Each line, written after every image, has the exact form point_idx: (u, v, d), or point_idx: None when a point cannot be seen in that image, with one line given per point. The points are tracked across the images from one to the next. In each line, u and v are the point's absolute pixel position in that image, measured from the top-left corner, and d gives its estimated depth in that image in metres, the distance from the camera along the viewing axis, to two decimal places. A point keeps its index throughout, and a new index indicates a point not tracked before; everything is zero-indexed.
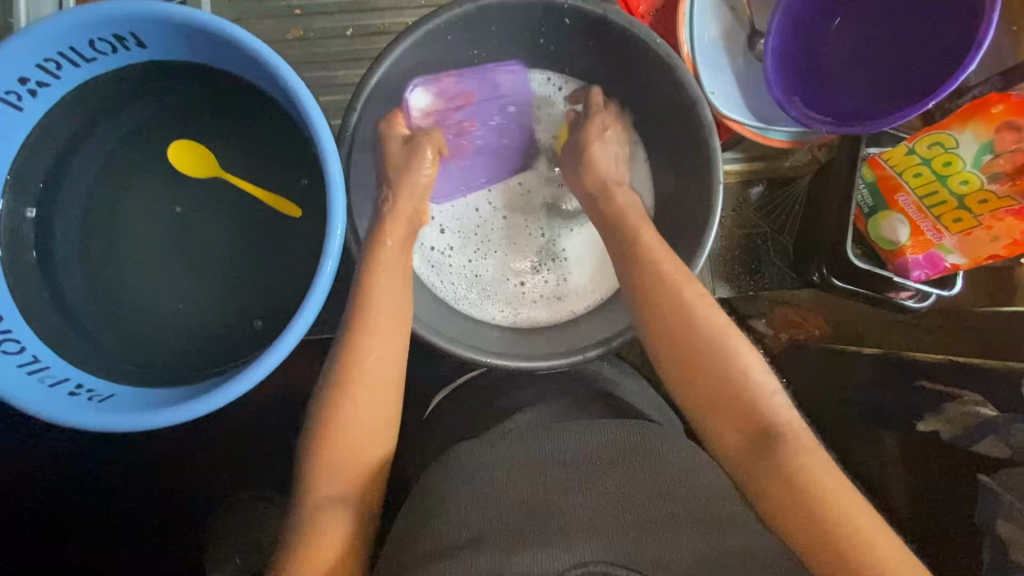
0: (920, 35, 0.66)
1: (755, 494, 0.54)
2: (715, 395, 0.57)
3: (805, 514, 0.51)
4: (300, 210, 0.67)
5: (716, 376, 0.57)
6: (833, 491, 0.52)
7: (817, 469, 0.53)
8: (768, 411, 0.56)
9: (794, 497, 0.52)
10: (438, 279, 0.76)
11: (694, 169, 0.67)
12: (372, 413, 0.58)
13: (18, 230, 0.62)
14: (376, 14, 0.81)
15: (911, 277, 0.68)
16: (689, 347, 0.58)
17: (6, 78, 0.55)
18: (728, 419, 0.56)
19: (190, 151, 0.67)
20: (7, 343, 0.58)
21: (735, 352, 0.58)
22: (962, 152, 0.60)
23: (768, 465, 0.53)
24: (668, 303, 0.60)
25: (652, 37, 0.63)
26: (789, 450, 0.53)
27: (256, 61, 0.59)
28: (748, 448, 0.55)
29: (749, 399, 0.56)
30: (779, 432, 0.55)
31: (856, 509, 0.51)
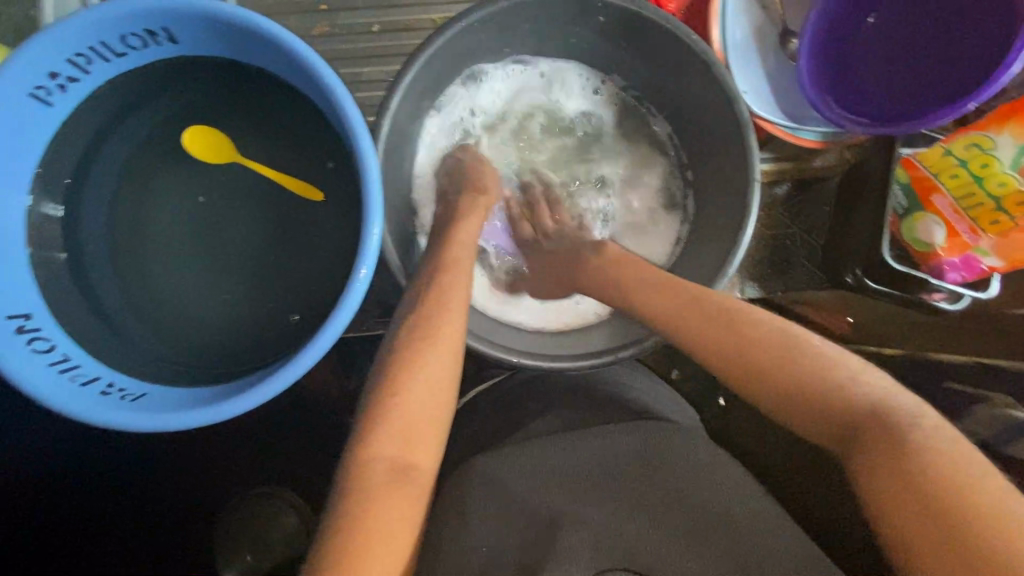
0: (956, 35, 0.65)
1: (863, 489, 0.52)
2: (791, 394, 0.57)
3: (911, 503, 0.48)
4: (322, 196, 0.66)
5: (784, 372, 0.57)
6: (950, 468, 0.48)
7: (923, 444, 0.50)
8: (850, 398, 0.55)
9: (893, 475, 0.50)
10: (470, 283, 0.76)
11: (730, 169, 0.67)
12: (413, 413, 0.56)
13: (46, 228, 0.62)
14: (403, 10, 0.80)
15: (946, 279, 0.69)
16: (748, 346, 0.59)
17: (37, 72, 0.54)
18: (813, 417, 0.56)
19: (208, 139, 0.65)
20: (38, 342, 0.57)
21: (801, 344, 0.58)
22: (1000, 154, 0.59)
23: (869, 454, 0.52)
24: (714, 308, 0.61)
25: (689, 35, 0.62)
26: (886, 433, 0.52)
27: (290, 57, 0.58)
28: (814, 430, 0.56)
29: (830, 389, 0.56)
30: (861, 412, 0.54)
31: (963, 463, 0.49)
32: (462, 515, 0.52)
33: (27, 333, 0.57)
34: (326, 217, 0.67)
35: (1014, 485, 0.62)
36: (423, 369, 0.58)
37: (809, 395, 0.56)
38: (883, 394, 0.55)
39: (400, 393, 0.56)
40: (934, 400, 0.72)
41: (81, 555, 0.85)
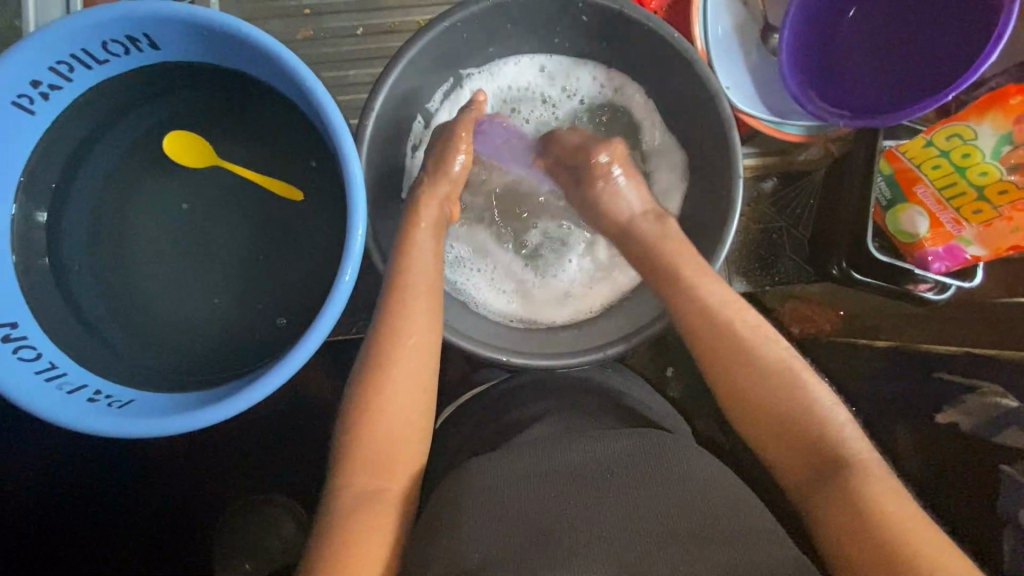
0: (935, 26, 0.66)
1: (821, 531, 0.51)
2: (779, 426, 0.55)
3: (870, 557, 0.47)
4: (302, 193, 0.67)
5: (779, 405, 0.55)
6: (916, 534, 0.47)
7: (893, 505, 0.49)
8: (833, 443, 0.53)
9: (860, 532, 0.48)
10: (465, 273, 0.76)
11: (714, 165, 0.67)
12: (400, 415, 0.57)
13: (31, 236, 0.62)
14: (387, 13, 0.80)
15: (931, 270, 0.68)
16: (749, 374, 0.57)
17: (18, 81, 0.54)
18: (793, 450, 0.54)
19: (189, 144, 0.66)
20: (24, 350, 0.57)
21: (801, 379, 0.56)
22: (980, 144, 0.60)
23: (836, 500, 0.51)
24: (724, 330, 0.59)
25: (669, 32, 0.62)
26: (859, 484, 0.50)
27: (272, 61, 0.58)
28: (784, 452, 0.55)
29: (816, 431, 0.54)
30: (845, 462, 0.52)
31: (937, 546, 0.46)
32: (446, 514, 0.51)
33: (13, 341, 0.57)
34: (312, 220, 0.67)
35: (1005, 472, 0.60)
36: (408, 371, 0.58)
37: (797, 428, 0.54)
38: (865, 447, 0.53)
39: (388, 395, 0.57)
40: (925, 392, 0.71)
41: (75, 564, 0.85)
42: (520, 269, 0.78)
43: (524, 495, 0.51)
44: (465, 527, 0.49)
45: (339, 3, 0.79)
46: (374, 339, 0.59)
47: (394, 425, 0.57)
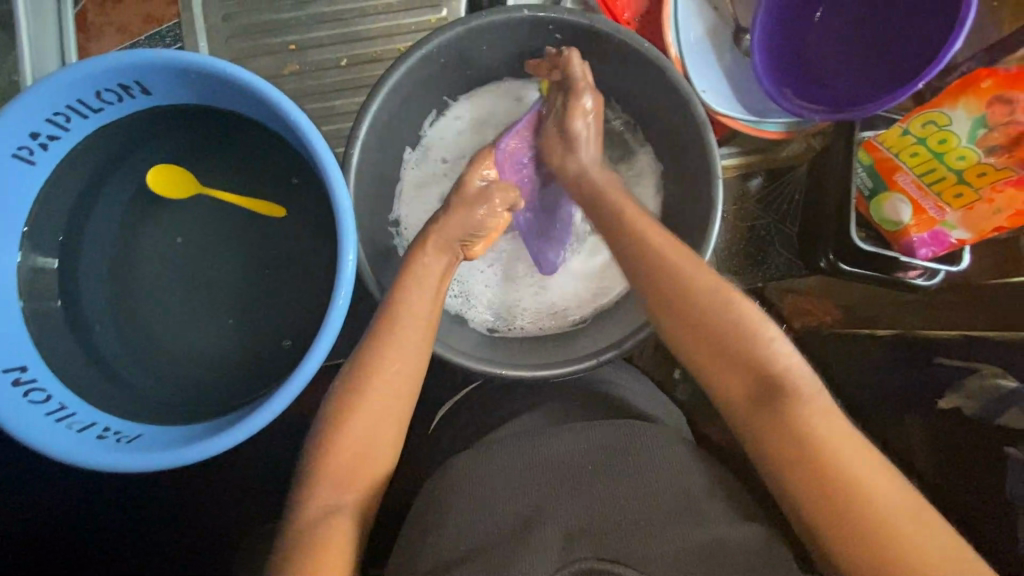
0: (904, 19, 0.67)
1: (756, 451, 0.53)
2: (715, 353, 0.55)
3: (802, 471, 0.49)
4: (284, 209, 0.68)
5: (713, 333, 0.55)
6: (841, 445, 0.49)
7: (822, 422, 0.50)
8: (766, 361, 0.53)
9: (791, 448, 0.50)
10: (467, 293, 0.78)
11: (693, 167, 0.68)
12: (382, 430, 0.59)
13: (37, 280, 0.64)
14: (369, 43, 0.83)
15: (919, 255, 0.70)
16: (685, 311, 0.57)
17: (18, 133, 0.57)
18: (729, 370, 0.54)
19: (172, 178, 0.67)
20: (34, 393, 0.59)
21: (727, 302, 0.56)
22: (956, 129, 0.60)
23: (771, 424, 0.51)
24: (654, 262, 0.59)
25: (640, 42, 0.64)
26: (792, 403, 0.51)
27: (257, 98, 0.60)
28: (718, 369, 0.55)
29: (750, 356, 0.54)
30: (778, 381, 0.52)
31: (858, 456, 0.49)
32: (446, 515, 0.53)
33: (23, 384, 0.59)
34: (306, 248, 0.69)
35: (1010, 453, 0.61)
36: (397, 387, 0.60)
37: (730, 348, 0.54)
38: (796, 364, 0.53)
39: (370, 412, 0.58)
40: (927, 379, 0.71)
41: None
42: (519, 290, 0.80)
43: (520, 496, 0.52)
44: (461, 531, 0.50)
45: (322, 37, 0.82)
46: (364, 359, 0.60)
47: (378, 438, 0.58)
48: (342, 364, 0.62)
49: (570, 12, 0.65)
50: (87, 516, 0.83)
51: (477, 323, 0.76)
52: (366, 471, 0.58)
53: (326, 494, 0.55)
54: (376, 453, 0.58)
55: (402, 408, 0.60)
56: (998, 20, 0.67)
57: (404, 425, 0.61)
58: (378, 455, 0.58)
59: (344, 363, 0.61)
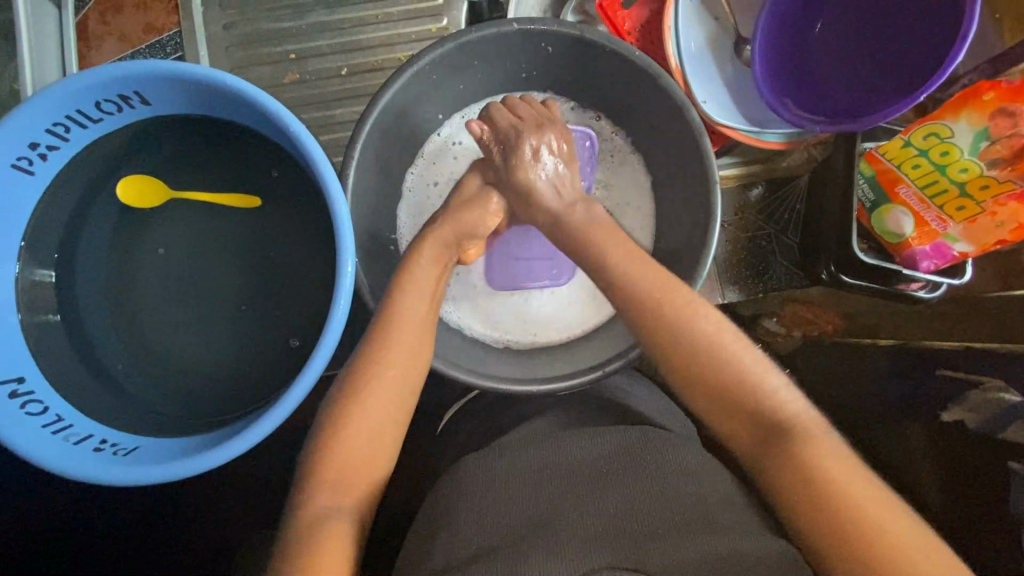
0: (903, 33, 0.67)
1: (770, 491, 0.53)
2: (724, 400, 0.55)
3: (820, 517, 0.48)
4: (260, 198, 0.68)
5: (721, 379, 0.55)
6: (858, 490, 0.48)
7: (834, 463, 0.50)
8: (773, 409, 0.54)
9: (807, 492, 0.49)
10: (461, 309, 0.78)
11: (691, 179, 0.68)
12: (378, 439, 0.58)
13: (35, 290, 0.63)
14: (370, 52, 0.82)
15: (920, 268, 0.69)
16: (696, 357, 0.56)
17: (18, 145, 0.57)
18: (738, 418, 0.55)
19: (140, 188, 0.66)
20: (31, 405, 0.59)
21: (731, 350, 0.56)
22: (958, 142, 0.59)
23: (783, 466, 0.51)
24: (665, 304, 0.58)
25: (631, 51, 0.64)
26: (801, 447, 0.51)
27: (256, 108, 0.60)
28: (727, 415, 0.55)
29: (756, 404, 0.54)
30: (789, 429, 0.53)
31: (877, 504, 0.48)
32: (439, 525, 0.52)
33: (21, 396, 0.59)
34: (305, 258, 0.69)
35: (1014, 469, 0.61)
36: (391, 398, 0.59)
37: (739, 395, 0.55)
38: (802, 409, 0.54)
39: (364, 421, 0.57)
40: (928, 389, 0.71)
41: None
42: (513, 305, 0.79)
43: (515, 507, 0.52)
44: (457, 539, 0.50)
45: (322, 46, 0.82)
46: (357, 368, 0.60)
47: (376, 443, 0.58)
48: (338, 375, 0.61)
49: (557, 23, 0.64)
50: (83, 526, 0.83)
51: (474, 335, 0.76)
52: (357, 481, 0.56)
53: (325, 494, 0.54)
54: (378, 462, 0.58)
55: (391, 423, 0.59)
56: (1000, 30, 0.67)
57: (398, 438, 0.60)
58: (377, 465, 0.58)
59: (341, 373, 0.61)
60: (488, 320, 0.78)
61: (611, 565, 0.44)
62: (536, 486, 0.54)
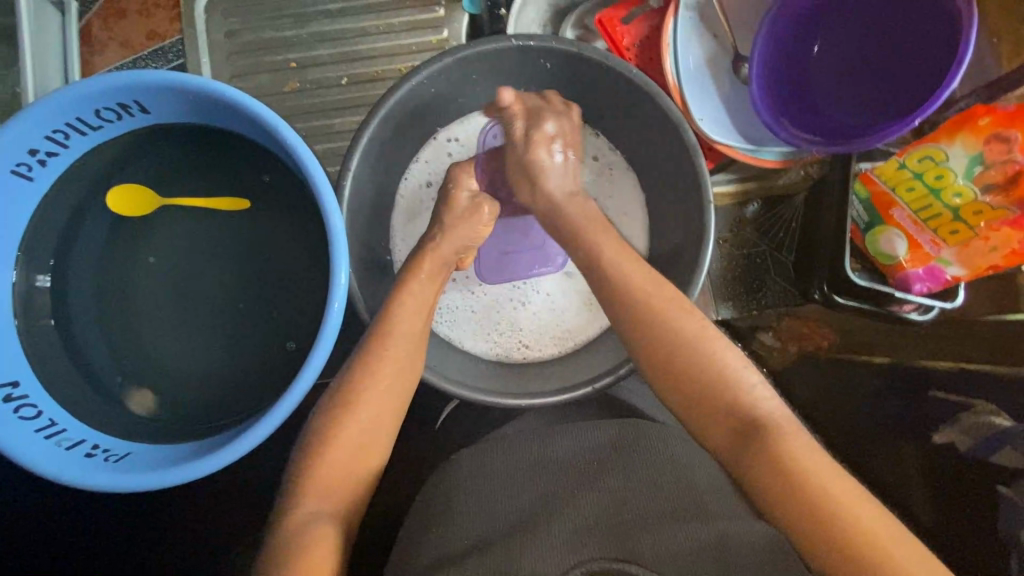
0: (901, 58, 0.67)
1: (744, 484, 0.51)
2: (698, 394, 0.55)
3: (794, 508, 0.47)
4: (248, 201, 0.69)
5: (690, 373, 0.55)
6: (830, 481, 0.48)
7: (807, 455, 0.49)
8: (745, 404, 0.53)
9: (781, 484, 0.48)
10: (455, 321, 0.78)
11: (686, 196, 0.68)
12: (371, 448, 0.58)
13: (32, 295, 0.64)
14: (369, 62, 0.83)
15: (912, 291, 0.68)
16: (668, 351, 0.57)
17: (16, 151, 0.57)
18: (711, 413, 0.54)
19: (128, 196, 0.67)
20: (25, 409, 0.59)
21: (706, 345, 0.56)
22: (952, 165, 0.60)
23: (755, 457, 0.51)
24: (650, 306, 0.59)
25: (628, 68, 0.64)
26: (773, 439, 0.51)
27: (253, 119, 0.60)
28: (701, 409, 0.55)
29: (728, 399, 0.54)
30: (762, 422, 0.52)
31: (852, 496, 0.47)
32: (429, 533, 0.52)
33: (15, 400, 0.59)
34: (301, 268, 0.69)
35: (1002, 492, 0.61)
36: (384, 408, 0.59)
37: (714, 390, 0.54)
38: (774, 405, 0.54)
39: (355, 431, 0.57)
40: (920, 409, 0.71)
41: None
42: (509, 313, 0.79)
43: (505, 508, 0.51)
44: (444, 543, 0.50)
45: (322, 55, 0.82)
46: (349, 377, 0.60)
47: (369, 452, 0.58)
48: (331, 385, 0.61)
49: (555, 39, 0.65)
50: (75, 527, 0.83)
51: (467, 347, 0.77)
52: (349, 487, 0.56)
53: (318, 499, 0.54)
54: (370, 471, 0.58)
55: (385, 436, 0.59)
56: (998, 55, 0.67)
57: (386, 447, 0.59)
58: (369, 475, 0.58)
59: (333, 381, 0.61)
60: (483, 331, 0.79)
61: (600, 557, 0.44)
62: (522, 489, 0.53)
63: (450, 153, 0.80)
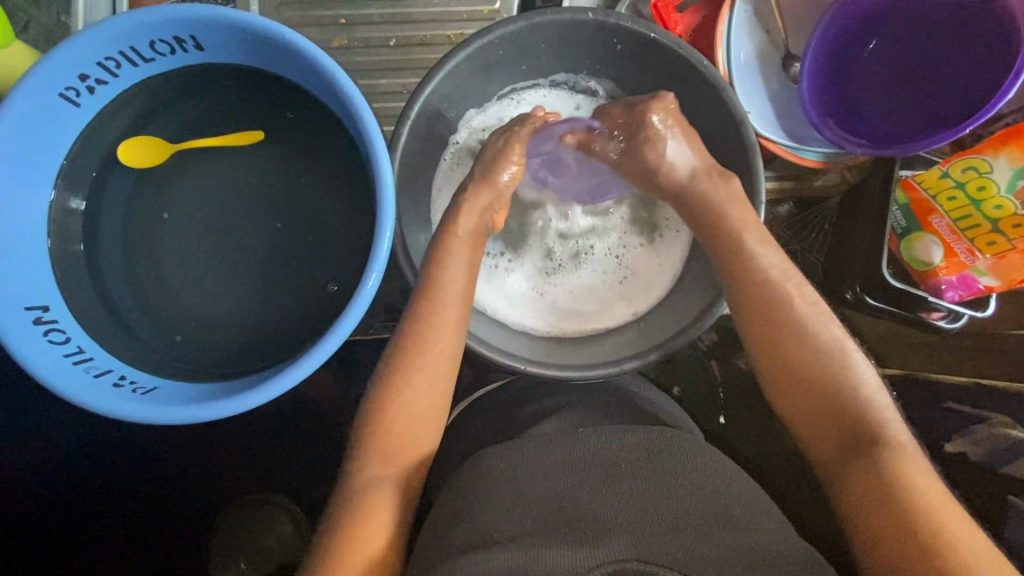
0: (957, 66, 0.67)
1: (840, 490, 0.56)
2: (820, 411, 0.60)
3: (889, 517, 0.52)
4: (263, 132, 0.68)
5: (818, 391, 0.60)
6: (934, 505, 0.52)
7: (918, 478, 0.53)
8: (864, 418, 0.58)
9: (880, 495, 0.53)
10: (497, 290, 0.77)
11: (734, 188, 0.69)
12: (419, 408, 0.61)
13: (67, 222, 0.64)
14: (419, 26, 0.82)
15: (945, 298, 0.69)
16: (798, 372, 0.61)
17: (68, 74, 0.57)
18: (823, 422, 0.59)
19: (140, 149, 0.66)
20: (54, 334, 0.59)
21: (841, 359, 0.60)
22: (996, 176, 0.62)
23: (859, 459, 0.56)
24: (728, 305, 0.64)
25: (697, 58, 0.65)
26: (885, 455, 0.55)
27: (311, 65, 0.60)
28: (816, 413, 0.60)
29: (847, 404, 0.59)
30: (879, 438, 0.56)
31: (959, 525, 0.51)
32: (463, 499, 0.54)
33: (44, 323, 0.59)
34: (338, 220, 0.68)
35: (1012, 501, 0.62)
36: (426, 362, 0.62)
37: (837, 400, 0.59)
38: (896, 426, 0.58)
39: (410, 391, 0.61)
40: (936, 422, 0.72)
41: (94, 548, 0.88)
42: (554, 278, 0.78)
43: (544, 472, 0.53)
44: (477, 522, 0.52)
45: (373, 14, 0.82)
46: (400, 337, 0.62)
47: (418, 408, 0.61)
48: (388, 343, 0.65)
49: (629, 20, 0.65)
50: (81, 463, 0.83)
51: (513, 316, 0.76)
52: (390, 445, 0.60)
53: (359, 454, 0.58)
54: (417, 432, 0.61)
55: (430, 391, 0.62)
56: None
57: (422, 410, 0.61)
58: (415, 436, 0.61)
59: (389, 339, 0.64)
60: (526, 300, 0.77)
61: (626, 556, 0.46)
62: (571, 469, 0.56)
63: (546, 96, 0.79)
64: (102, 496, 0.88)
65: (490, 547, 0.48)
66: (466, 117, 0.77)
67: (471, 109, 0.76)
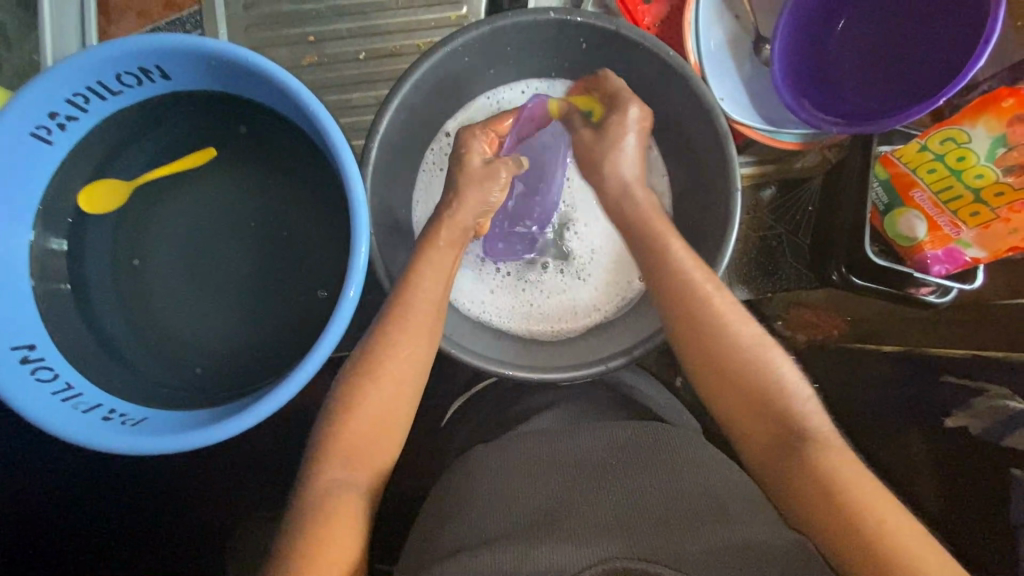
0: (926, 35, 0.66)
1: (778, 488, 0.56)
2: (750, 412, 0.59)
3: (827, 510, 0.52)
4: (214, 149, 0.68)
5: (746, 393, 0.59)
6: (866, 497, 0.51)
7: (847, 470, 0.53)
8: (791, 417, 0.58)
9: (816, 490, 0.53)
10: (484, 303, 0.78)
11: (712, 175, 0.69)
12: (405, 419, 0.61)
13: (49, 261, 0.64)
14: (387, 37, 0.82)
15: (932, 273, 0.69)
16: (727, 376, 0.60)
17: (36, 112, 0.57)
18: (754, 421, 0.59)
19: (103, 195, 0.66)
20: (41, 371, 0.59)
21: (764, 360, 0.60)
22: (975, 146, 0.60)
23: (794, 457, 0.56)
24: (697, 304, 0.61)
25: (663, 48, 0.64)
26: (815, 452, 0.55)
27: (278, 88, 0.60)
28: (747, 415, 0.59)
29: (777, 402, 0.58)
30: (807, 436, 0.56)
31: (889, 511, 0.51)
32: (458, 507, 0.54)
33: (31, 362, 0.59)
34: (317, 238, 0.68)
35: (1014, 474, 0.61)
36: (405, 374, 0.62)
37: (765, 401, 0.59)
38: (824, 421, 0.58)
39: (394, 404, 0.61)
40: (933, 395, 0.70)
41: None
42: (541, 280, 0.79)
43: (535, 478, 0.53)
44: (468, 527, 0.51)
45: (340, 29, 0.82)
46: (385, 350, 0.62)
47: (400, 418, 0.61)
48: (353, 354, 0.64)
49: (594, 17, 0.65)
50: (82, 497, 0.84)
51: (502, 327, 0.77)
52: (381, 458, 0.60)
53: (344, 466, 0.59)
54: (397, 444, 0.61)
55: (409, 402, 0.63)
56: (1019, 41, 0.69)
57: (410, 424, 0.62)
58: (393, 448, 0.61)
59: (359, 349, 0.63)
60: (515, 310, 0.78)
61: (622, 554, 0.46)
62: (561, 472, 0.55)
63: (525, 91, 0.79)
64: (109, 526, 0.89)
65: (484, 553, 0.48)
66: (443, 128, 0.79)
67: (449, 121, 0.79)
